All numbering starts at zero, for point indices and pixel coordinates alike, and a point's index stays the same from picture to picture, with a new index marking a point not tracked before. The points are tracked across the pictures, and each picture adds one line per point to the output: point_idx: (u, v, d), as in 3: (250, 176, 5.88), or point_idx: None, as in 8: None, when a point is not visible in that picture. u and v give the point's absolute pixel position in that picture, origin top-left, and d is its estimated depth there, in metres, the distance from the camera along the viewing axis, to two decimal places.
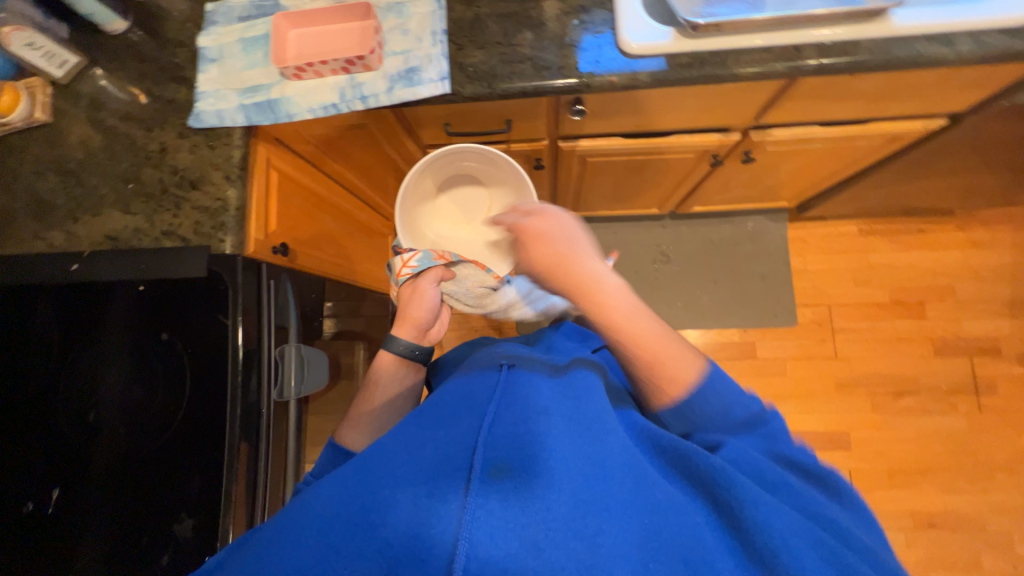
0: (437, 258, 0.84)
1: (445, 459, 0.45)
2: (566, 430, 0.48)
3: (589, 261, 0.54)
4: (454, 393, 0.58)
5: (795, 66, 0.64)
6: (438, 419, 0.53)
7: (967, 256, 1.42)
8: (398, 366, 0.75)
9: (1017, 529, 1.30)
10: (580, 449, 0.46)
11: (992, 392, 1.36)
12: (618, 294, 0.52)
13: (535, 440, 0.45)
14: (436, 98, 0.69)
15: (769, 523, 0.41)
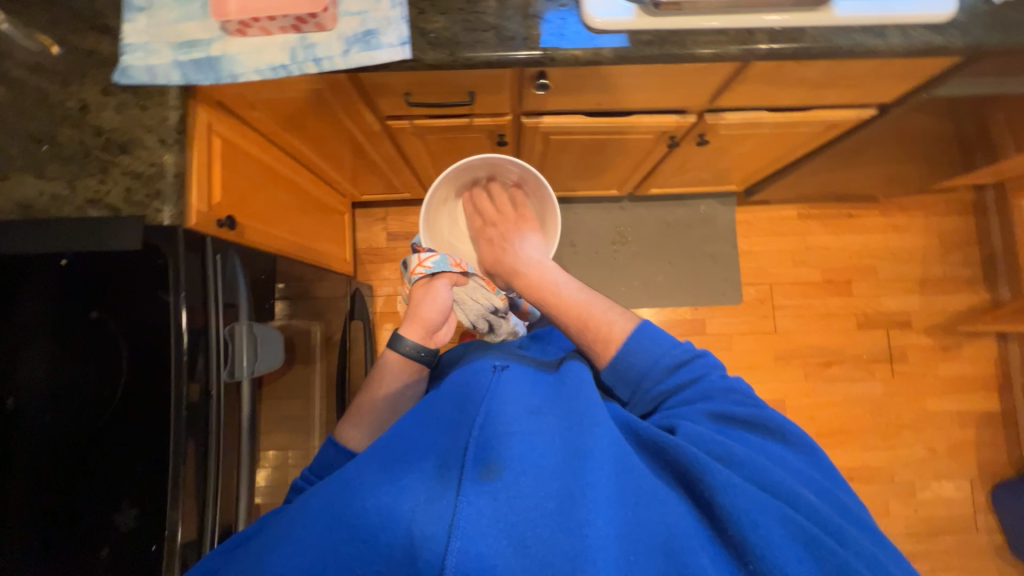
0: (453, 265, 0.96)
1: (439, 469, 0.52)
2: (548, 434, 0.54)
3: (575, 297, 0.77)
4: (440, 396, 0.64)
5: (748, 49, 0.67)
6: (438, 418, 0.59)
7: (887, 239, 1.58)
8: (405, 365, 0.85)
9: (918, 478, 1.49)
10: (562, 449, 0.53)
11: (902, 360, 1.53)
12: (601, 320, 0.73)
13: (525, 442, 0.52)
14: (396, 64, 0.66)
15: (735, 503, 0.48)
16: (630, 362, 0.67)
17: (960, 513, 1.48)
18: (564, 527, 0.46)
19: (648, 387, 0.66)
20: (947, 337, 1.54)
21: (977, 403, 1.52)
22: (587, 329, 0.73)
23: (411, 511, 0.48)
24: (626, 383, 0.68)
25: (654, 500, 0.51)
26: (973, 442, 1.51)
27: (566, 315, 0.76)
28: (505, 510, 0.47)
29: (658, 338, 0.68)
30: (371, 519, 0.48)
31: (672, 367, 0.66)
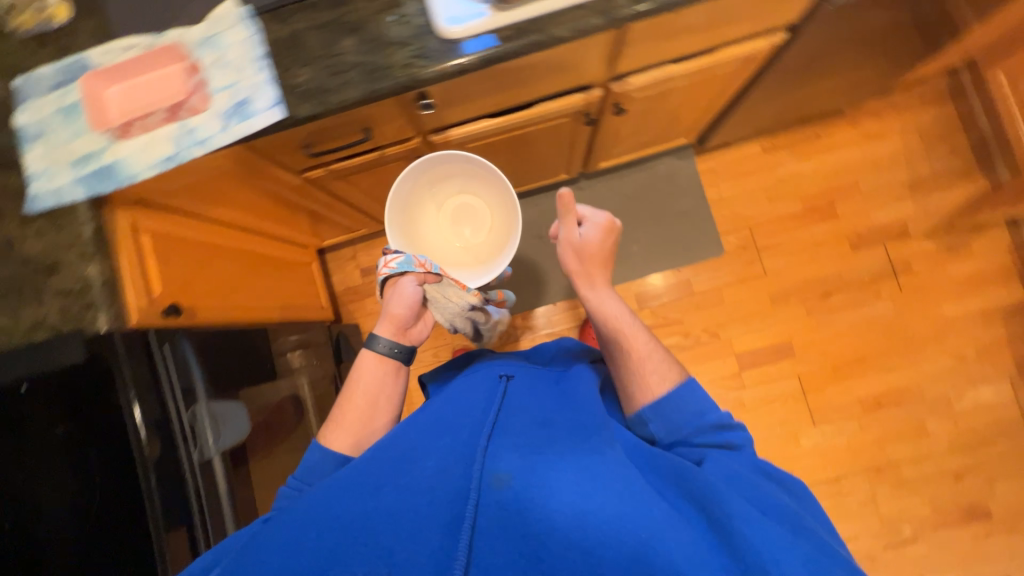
0: (419, 265, 0.87)
1: (458, 471, 0.58)
2: (582, 448, 0.61)
3: (641, 334, 0.80)
4: (476, 407, 0.70)
5: (609, 17, 0.65)
6: (471, 425, 0.65)
7: (864, 150, 1.49)
8: (382, 367, 0.84)
9: (951, 389, 1.41)
10: (581, 463, 0.58)
11: (908, 272, 1.45)
12: (659, 360, 0.78)
13: (560, 456, 0.59)
14: (274, 126, 0.68)
15: (748, 527, 0.53)
16: (674, 405, 0.74)
17: (1006, 415, 1.39)
18: (576, 536, 0.50)
19: (681, 432, 0.73)
20: (951, 237, 1.45)
21: (1000, 297, 1.42)
22: (652, 360, 0.78)
23: (431, 509, 0.54)
24: (663, 421, 0.74)
25: (673, 520, 0.54)
26: (1004, 339, 1.41)
27: (638, 341, 0.79)
28: (540, 502, 0.52)
29: (704, 397, 0.75)
30: (392, 513, 0.54)
31: (710, 425, 0.72)
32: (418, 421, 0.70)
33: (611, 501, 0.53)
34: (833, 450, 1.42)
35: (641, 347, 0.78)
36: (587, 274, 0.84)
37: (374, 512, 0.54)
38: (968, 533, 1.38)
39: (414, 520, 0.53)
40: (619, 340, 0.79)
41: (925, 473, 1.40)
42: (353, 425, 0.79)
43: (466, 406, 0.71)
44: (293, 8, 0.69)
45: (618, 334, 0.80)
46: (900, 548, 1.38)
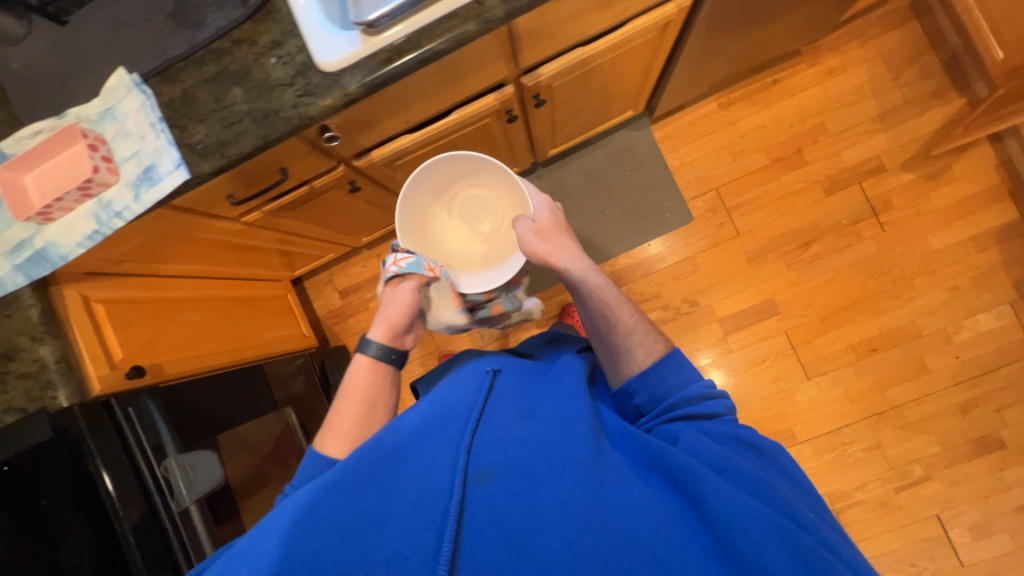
0: (426, 269, 0.81)
1: (444, 467, 0.54)
2: (548, 437, 0.56)
3: (621, 305, 0.75)
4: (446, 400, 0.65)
5: (483, 20, 0.63)
6: (439, 418, 0.61)
7: (827, 88, 1.42)
8: (377, 373, 0.74)
9: (949, 322, 1.36)
10: (546, 459, 0.53)
11: (889, 208, 1.38)
12: (643, 330, 0.73)
13: (523, 450, 0.55)
14: (181, 187, 0.69)
15: (723, 513, 0.47)
16: (657, 376, 0.66)
17: (1010, 341, 1.34)
18: (559, 532, 0.48)
19: (668, 400, 0.65)
20: (930, 165, 1.38)
21: (991, 220, 1.35)
22: (638, 330, 0.72)
23: (413, 508, 0.51)
24: (648, 393, 0.67)
25: (652, 510, 0.50)
26: (1000, 262, 1.34)
27: (622, 310, 0.74)
28: (490, 516, 0.50)
29: (689, 365, 0.68)
30: (376, 512, 0.51)
31: (696, 395, 0.64)
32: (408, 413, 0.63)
33: (598, 498, 0.50)
34: (831, 401, 1.39)
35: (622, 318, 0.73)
36: (558, 245, 0.80)
37: (354, 513, 0.50)
38: (982, 466, 1.34)
39: (397, 520, 0.50)
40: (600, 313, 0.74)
41: (931, 411, 1.36)
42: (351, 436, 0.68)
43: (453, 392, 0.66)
44: (181, 65, 0.69)
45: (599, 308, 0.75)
46: (912, 490, 1.35)
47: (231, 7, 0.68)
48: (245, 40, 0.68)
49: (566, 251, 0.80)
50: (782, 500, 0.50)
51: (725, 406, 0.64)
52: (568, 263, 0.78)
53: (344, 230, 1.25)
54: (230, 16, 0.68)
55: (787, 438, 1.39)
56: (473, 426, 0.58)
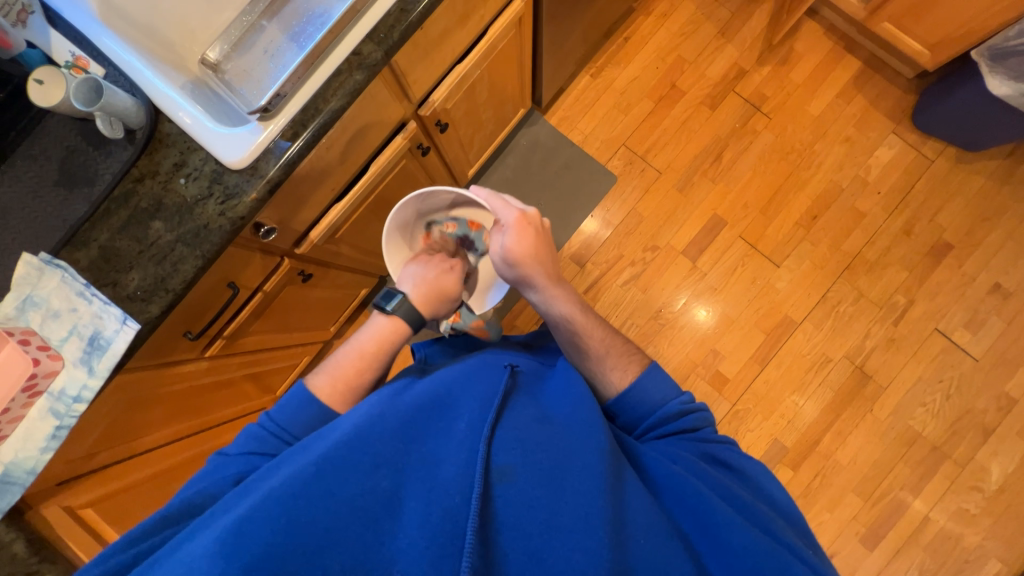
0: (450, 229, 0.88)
1: (460, 459, 0.52)
2: (570, 445, 0.55)
3: (595, 332, 0.75)
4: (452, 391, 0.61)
5: (367, 68, 0.67)
6: (442, 410, 0.58)
7: (669, 28, 1.59)
8: (395, 332, 0.72)
9: (858, 168, 1.52)
10: (566, 464, 0.53)
11: (766, 100, 1.55)
12: (614, 359, 0.74)
13: (548, 454, 0.54)
14: (137, 339, 0.65)
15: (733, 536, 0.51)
16: (636, 400, 0.69)
17: (910, 162, 1.52)
18: (585, 539, 0.47)
19: (648, 420, 0.68)
20: (777, 53, 1.57)
21: (843, 75, 1.55)
22: (612, 354, 0.74)
23: (425, 501, 0.49)
24: (630, 413, 0.70)
25: (664, 528, 0.52)
26: (869, 105, 1.54)
27: (593, 337, 0.75)
28: (512, 516, 0.49)
29: (667, 380, 0.71)
30: (387, 498, 0.49)
31: (676, 411, 0.68)
32: (404, 398, 0.59)
33: (625, 509, 0.51)
34: (807, 275, 1.50)
35: (593, 344, 0.74)
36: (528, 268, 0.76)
37: (363, 497, 0.48)
38: (946, 271, 1.48)
39: (410, 510, 0.49)
40: (570, 335, 0.76)
41: (885, 246, 1.50)
42: (338, 390, 0.68)
43: (462, 383, 0.63)
44: (87, 225, 0.66)
45: (571, 332, 0.76)
46: (906, 318, 1.48)
47: (120, 149, 0.67)
48: (145, 174, 0.67)
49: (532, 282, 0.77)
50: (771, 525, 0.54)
51: (702, 420, 0.68)
52: (533, 294, 0.78)
53: (308, 327, 1.22)
54: (122, 158, 0.67)
55: (788, 324, 1.49)
56: (490, 418, 0.56)
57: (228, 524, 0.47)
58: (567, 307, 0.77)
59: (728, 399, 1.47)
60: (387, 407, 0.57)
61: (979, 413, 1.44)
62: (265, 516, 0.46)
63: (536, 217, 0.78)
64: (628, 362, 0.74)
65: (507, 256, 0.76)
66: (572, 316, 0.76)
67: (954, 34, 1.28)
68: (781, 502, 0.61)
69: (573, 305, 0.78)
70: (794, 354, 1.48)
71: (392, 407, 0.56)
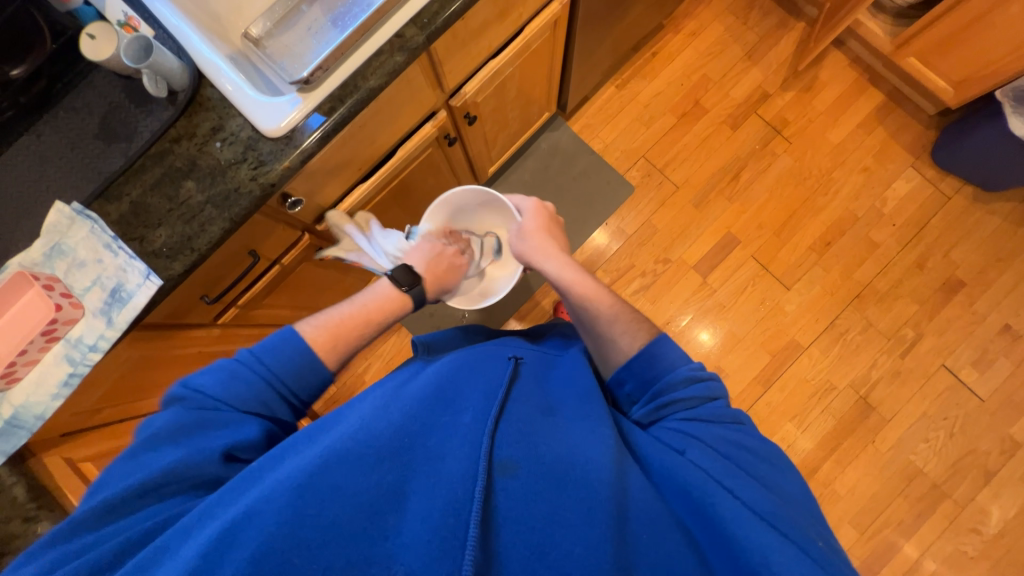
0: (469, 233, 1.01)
1: (463, 454, 0.52)
2: (570, 440, 0.56)
3: (602, 296, 0.77)
4: (456, 384, 0.63)
5: (408, 50, 0.69)
6: (447, 401, 0.59)
7: (697, 47, 1.62)
8: (400, 304, 0.75)
9: (875, 199, 1.53)
10: (567, 459, 0.54)
11: (787, 124, 1.57)
12: (624, 325, 0.74)
13: (549, 450, 0.54)
14: (156, 296, 0.66)
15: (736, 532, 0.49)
16: (643, 364, 0.68)
17: (927, 197, 1.52)
18: (586, 535, 0.48)
19: (654, 387, 0.67)
20: (801, 79, 1.59)
21: (865, 107, 1.57)
22: (620, 320, 0.75)
23: (429, 493, 0.49)
24: (636, 379, 0.69)
25: (666, 525, 0.53)
26: (889, 138, 1.55)
27: (600, 303, 0.77)
28: (515, 511, 0.49)
29: (675, 349, 0.69)
30: (392, 489, 0.49)
31: (684, 376, 0.65)
32: (409, 388, 0.62)
33: (627, 506, 0.52)
34: (816, 300, 1.50)
35: (601, 307, 0.76)
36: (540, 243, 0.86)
37: (369, 489, 0.48)
38: (957, 308, 1.48)
39: (413, 500, 0.49)
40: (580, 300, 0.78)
41: (897, 278, 1.50)
42: (330, 336, 0.66)
43: (463, 376, 0.65)
44: (122, 180, 0.67)
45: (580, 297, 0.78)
46: (914, 351, 1.47)
47: (160, 108, 0.69)
48: (183, 135, 0.68)
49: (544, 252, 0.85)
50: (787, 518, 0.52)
51: (712, 388, 0.65)
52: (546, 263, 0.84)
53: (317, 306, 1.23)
54: (161, 117, 0.68)
55: (794, 348, 1.48)
56: (493, 412, 0.57)
57: (226, 517, 0.47)
58: (577, 273, 0.82)
59: None
60: (390, 401, 0.59)
61: (983, 454, 1.43)
62: (270, 503, 0.46)
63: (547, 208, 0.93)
64: (636, 327, 0.74)
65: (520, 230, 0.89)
66: (581, 280, 0.80)
67: (980, 73, 1.30)
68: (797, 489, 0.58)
69: (582, 272, 0.82)
70: (798, 378, 1.48)
71: (396, 398, 0.59)
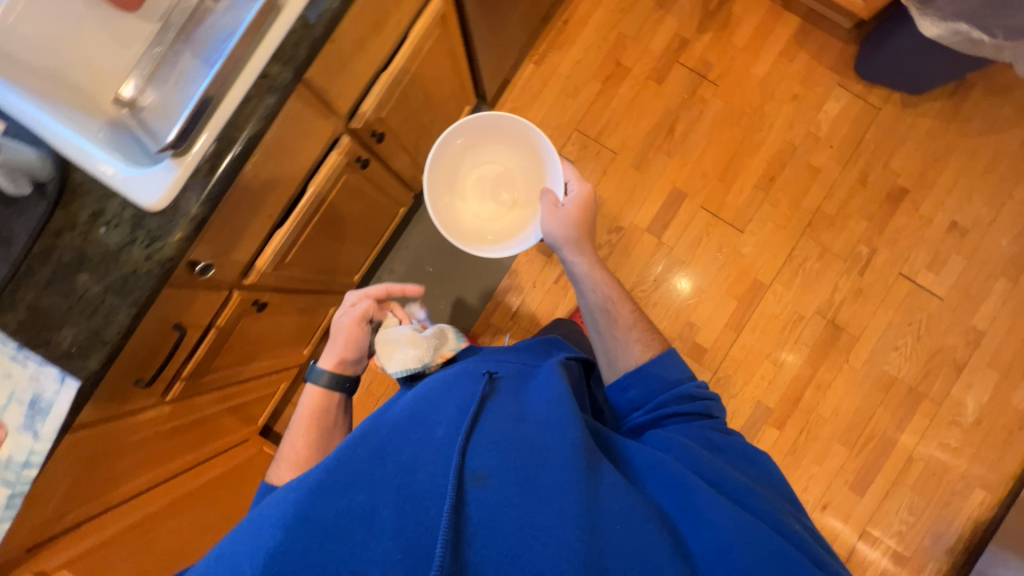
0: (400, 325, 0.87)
1: (435, 468, 0.56)
2: (544, 439, 0.59)
3: (626, 306, 0.93)
4: (430, 400, 0.65)
5: (276, 91, 0.65)
6: (418, 416, 0.62)
7: (607, 5, 1.57)
8: (326, 397, 0.83)
9: (809, 125, 1.53)
10: (540, 462, 0.56)
11: (711, 67, 1.55)
12: (643, 327, 0.91)
13: (524, 454, 0.57)
14: (78, 398, 0.64)
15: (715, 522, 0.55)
16: (654, 373, 0.82)
17: (859, 112, 1.52)
18: (555, 535, 0.51)
19: (658, 399, 0.79)
20: (716, 18, 1.56)
21: (784, 34, 1.55)
22: (636, 327, 0.90)
23: (399, 511, 0.53)
24: (640, 388, 0.82)
25: (645, 515, 0.56)
26: (812, 61, 1.54)
27: (622, 311, 0.92)
28: (486, 518, 0.53)
29: (681, 366, 0.83)
30: (361, 511, 0.53)
31: (690, 394, 0.79)
32: (390, 413, 0.65)
33: (599, 499, 0.55)
34: (770, 237, 1.51)
35: (625, 310, 0.92)
36: (573, 239, 0.99)
37: (338, 515, 0.52)
38: (905, 216, 1.51)
39: (382, 519, 0.52)
40: (607, 296, 0.93)
41: (844, 199, 1.51)
42: (294, 468, 0.77)
43: (442, 390, 0.67)
44: (10, 288, 0.64)
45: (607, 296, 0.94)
46: (871, 266, 1.50)
47: (31, 205, 0.64)
48: (64, 227, 0.64)
49: (580, 250, 0.99)
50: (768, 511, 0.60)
51: (711, 407, 0.78)
52: (580, 257, 0.97)
53: (278, 353, 1.21)
54: (34, 214, 0.64)
55: (758, 287, 1.50)
56: (466, 425, 0.59)
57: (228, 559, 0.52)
58: (606, 279, 0.96)
59: (708, 367, 1.49)
60: (368, 428, 0.61)
61: (951, 349, 1.48)
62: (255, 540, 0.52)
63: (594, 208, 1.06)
64: (653, 335, 0.90)
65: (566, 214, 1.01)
66: (610, 287, 0.95)
67: None
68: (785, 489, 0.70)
69: (612, 283, 0.97)
70: (767, 315, 1.50)
71: (377, 426, 0.61)
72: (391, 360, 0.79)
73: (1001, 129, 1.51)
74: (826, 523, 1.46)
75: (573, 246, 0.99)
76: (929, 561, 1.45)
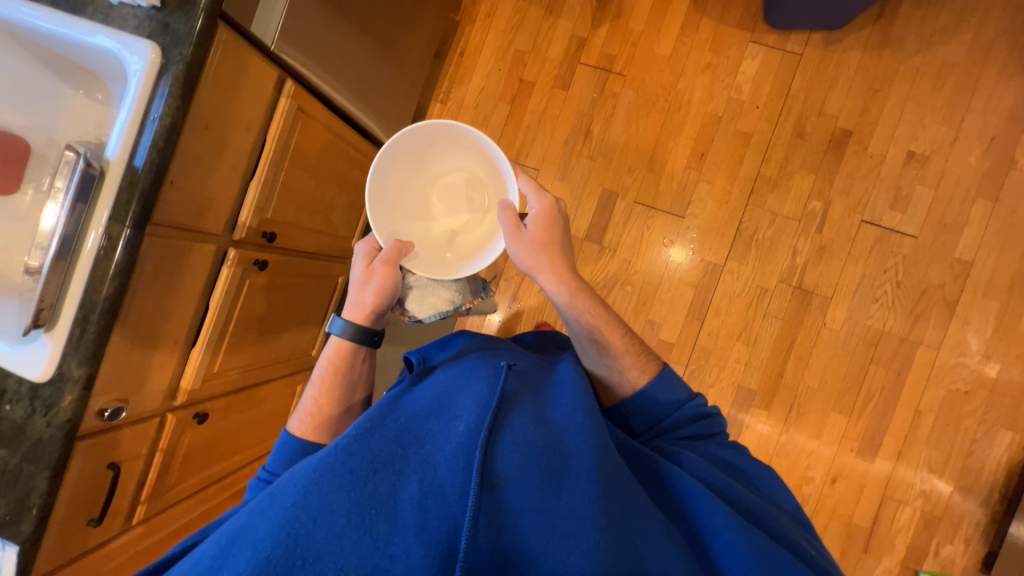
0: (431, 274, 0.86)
1: (457, 464, 0.57)
2: (570, 444, 0.60)
3: (618, 331, 0.81)
4: (449, 400, 0.66)
5: (122, 246, 0.71)
6: (441, 412, 0.64)
7: (498, 27, 1.56)
8: (349, 350, 0.82)
9: (729, 90, 1.46)
10: (564, 468, 0.57)
11: (614, 59, 1.51)
12: (633, 353, 0.81)
13: (549, 457, 0.57)
14: (19, 558, 0.72)
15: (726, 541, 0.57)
16: (643, 408, 0.77)
17: (779, 64, 1.44)
18: (580, 546, 0.51)
19: (662, 422, 0.78)
20: (609, 8, 1.52)
21: (682, 5, 1.49)
22: (629, 354, 0.81)
23: (421, 504, 0.54)
24: (639, 415, 0.78)
25: (663, 531, 0.57)
26: (717, 24, 1.47)
27: (614, 337, 0.80)
28: (512, 518, 0.54)
29: (684, 385, 0.81)
30: (382, 501, 0.54)
31: (693, 410, 0.79)
32: (412, 404, 0.66)
33: (623, 512, 0.56)
34: (714, 214, 1.45)
35: (615, 338, 0.80)
36: (547, 262, 0.80)
37: (359, 505, 0.54)
38: (854, 159, 1.41)
39: (404, 513, 0.53)
40: (593, 325, 0.80)
41: (784, 157, 1.43)
42: (312, 425, 0.79)
43: (459, 385, 0.68)
44: None
45: (596, 325, 0.80)
46: (829, 221, 1.41)
47: None
48: None
49: (557, 273, 0.80)
50: (772, 526, 0.63)
51: (710, 421, 0.80)
52: (557, 290, 0.79)
53: (253, 444, 1.26)
54: None
55: (713, 269, 1.45)
56: (488, 421, 0.59)
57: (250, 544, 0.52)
58: (594, 304, 0.80)
59: (679, 361, 1.45)
60: (389, 412, 0.64)
61: (938, 288, 1.37)
62: (277, 527, 0.53)
63: (563, 212, 0.84)
64: (645, 358, 0.82)
65: (534, 239, 0.80)
66: (598, 313, 0.80)
67: None
68: (786, 503, 0.72)
69: (599, 306, 0.81)
70: (729, 296, 1.44)
71: (391, 411, 0.64)
72: (428, 309, 0.86)
73: (940, 41, 1.39)
74: (840, 497, 1.38)
75: (551, 271, 0.80)
76: (965, 518, 1.34)
